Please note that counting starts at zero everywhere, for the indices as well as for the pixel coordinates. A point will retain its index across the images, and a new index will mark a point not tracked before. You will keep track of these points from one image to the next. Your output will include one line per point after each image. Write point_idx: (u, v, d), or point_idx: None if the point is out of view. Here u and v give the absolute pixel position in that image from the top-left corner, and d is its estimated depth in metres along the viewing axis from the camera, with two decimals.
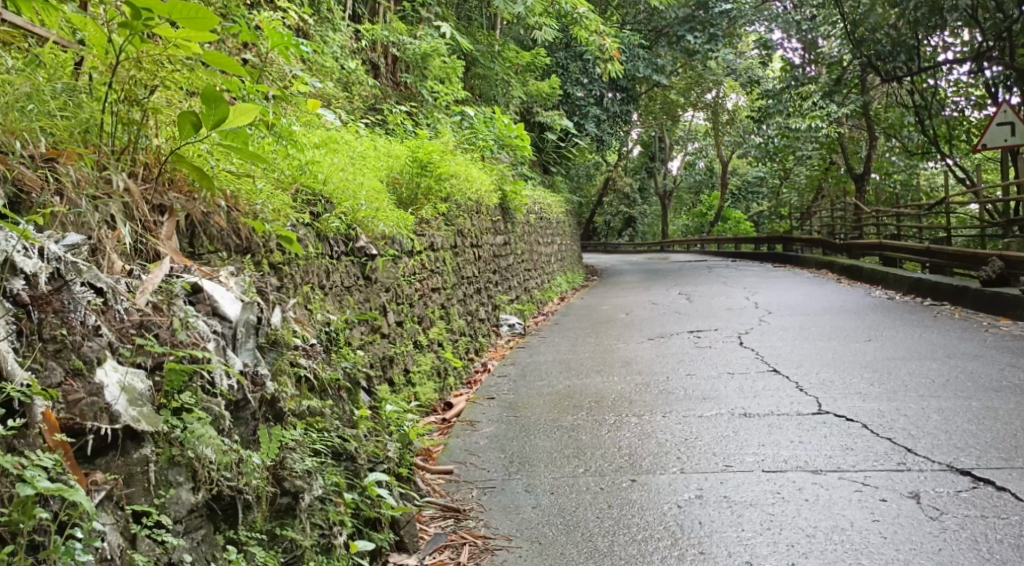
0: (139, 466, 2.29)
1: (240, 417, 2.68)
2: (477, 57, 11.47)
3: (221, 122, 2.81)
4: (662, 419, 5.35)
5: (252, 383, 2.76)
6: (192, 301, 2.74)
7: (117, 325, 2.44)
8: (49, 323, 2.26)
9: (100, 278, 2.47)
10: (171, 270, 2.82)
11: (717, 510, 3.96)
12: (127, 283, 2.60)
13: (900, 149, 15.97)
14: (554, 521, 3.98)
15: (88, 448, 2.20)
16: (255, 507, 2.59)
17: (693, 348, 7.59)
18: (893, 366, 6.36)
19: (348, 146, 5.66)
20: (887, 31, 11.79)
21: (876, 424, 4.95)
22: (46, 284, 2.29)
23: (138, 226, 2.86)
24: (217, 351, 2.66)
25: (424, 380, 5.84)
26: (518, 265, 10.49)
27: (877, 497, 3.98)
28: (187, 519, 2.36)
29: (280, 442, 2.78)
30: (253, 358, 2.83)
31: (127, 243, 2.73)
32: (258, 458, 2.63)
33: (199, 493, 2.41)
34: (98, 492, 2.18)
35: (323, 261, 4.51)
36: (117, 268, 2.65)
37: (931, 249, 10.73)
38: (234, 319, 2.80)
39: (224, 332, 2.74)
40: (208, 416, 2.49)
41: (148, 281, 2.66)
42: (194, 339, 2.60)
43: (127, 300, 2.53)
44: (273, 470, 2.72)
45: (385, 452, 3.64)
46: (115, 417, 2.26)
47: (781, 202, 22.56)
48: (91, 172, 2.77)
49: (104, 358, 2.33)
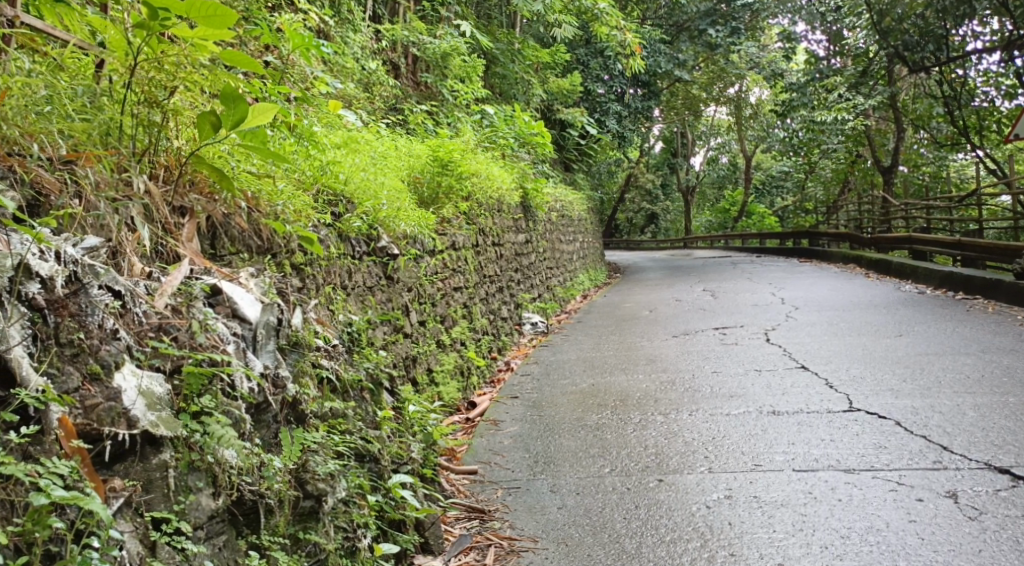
0: (158, 472, 2.27)
1: (261, 419, 2.66)
2: (497, 56, 11.42)
3: (239, 122, 2.77)
4: (688, 418, 5.28)
5: (273, 386, 2.73)
6: (211, 303, 2.73)
7: (135, 329, 2.43)
8: (66, 328, 2.25)
9: (118, 281, 2.46)
10: (191, 271, 2.81)
11: (748, 511, 3.89)
12: (145, 285, 2.59)
13: (927, 141, 15.76)
14: (580, 522, 3.94)
15: (106, 455, 2.19)
16: (277, 511, 2.55)
17: (718, 345, 7.51)
18: (926, 362, 6.26)
19: (369, 146, 5.64)
20: (913, 21, 11.63)
21: (909, 421, 4.86)
22: (63, 287, 2.28)
23: (158, 228, 2.85)
24: (237, 353, 2.63)
25: (447, 380, 5.81)
26: (540, 264, 10.46)
27: (912, 497, 3.90)
28: (207, 525, 2.34)
29: (302, 444, 2.74)
30: (273, 360, 2.80)
31: (147, 245, 2.73)
32: (280, 462, 2.59)
33: (219, 499, 2.38)
34: (116, 500, 2.16)
35: (345, 261, 4.50)
36: (136, 270, 2.65)
37: (962, 242, 10.57)
38: (253, 321, 2.78)
39: (244, 334, 2.72)
40: (227, 419, 2.46)
41: (166, 283, 2.64)
42: (213, 341, 2.58)
43: (145, 303, 2.51)
44: (296, 474, 2.68)
45: (409, 453, 3.61)
46: (133, 422, 2.24)
47: (806, 196, 22.35)
48: (110, 174, 2.75)
49: (122, 363, 2.31)
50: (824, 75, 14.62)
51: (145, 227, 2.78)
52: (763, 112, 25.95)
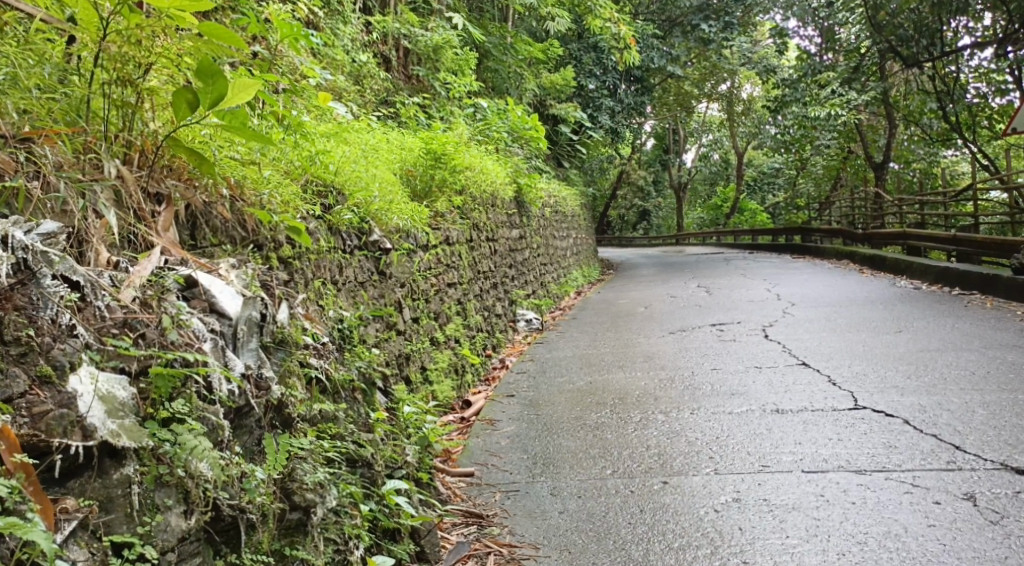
0: (119, 489, 2.07)
1: (243, 426, 2.46)
2: (489, 50, 11.21)
3: (219, 99, 2.58)
4: (690, 416, 5.11)
5: (256, 388, 2.53)
6: (187, 296, 2.53)
7: (95, 325, 2.23)
8: (13, 323, 2.08)
9: (76, 270, 2.27)
10: (165, 262, 2.61)
11: (758, 515, 3.71)
12: (111, 276, 2.40)
13: (919, 136, 15.64)
14: (583, 528, 3.75)
15: (57, 470, 2.00)
16: (260, 527, 2.35)
17: (717, 341, 7.33)
18: (929, 358, 6.09)
19: (359, 137, 5.44)
20: (907, 15, 11.44)
21: (918, 420, 4.69)
22: (10, 277, 2.12)
23: (130, 214, 2.67)
24: (215, 352, 2.42)
25: (441, 378, 5.62)
26: (534, 260, 10.27)
27: (930, 499, 3.72)
28: (179, 547, 2.13)
29: (287, 452, 2.54)
30: (257, 359, 2.59)
31: (116, 233, 2.54)
32: (262, 473, 2.40)
33: (191, 518, 2.17)
34: (69, 522, 1.96)
35: (335, 256, 4.30)
36: (102, 260, 2.45)
37: (957, 237, 10.40)
38: (234, 315, 2.57)
39: (224, 330, 2.51)
40: (202, 427, 2.25)
41: (135, 273, 2.45)
42: (186, 339, 2.37)
43: (109, 295, 2.32)
44: (280, 483, 2.48)
45: (403, 457, 3.41)
46: (89, 432, 2.05)
47: (798, 193, 22.23)
48: (74, 155, 2.60)
49: (78, 364, 2.12)
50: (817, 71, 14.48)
51: (113, 213, 2.59)
52: (755, 108, 25.84)
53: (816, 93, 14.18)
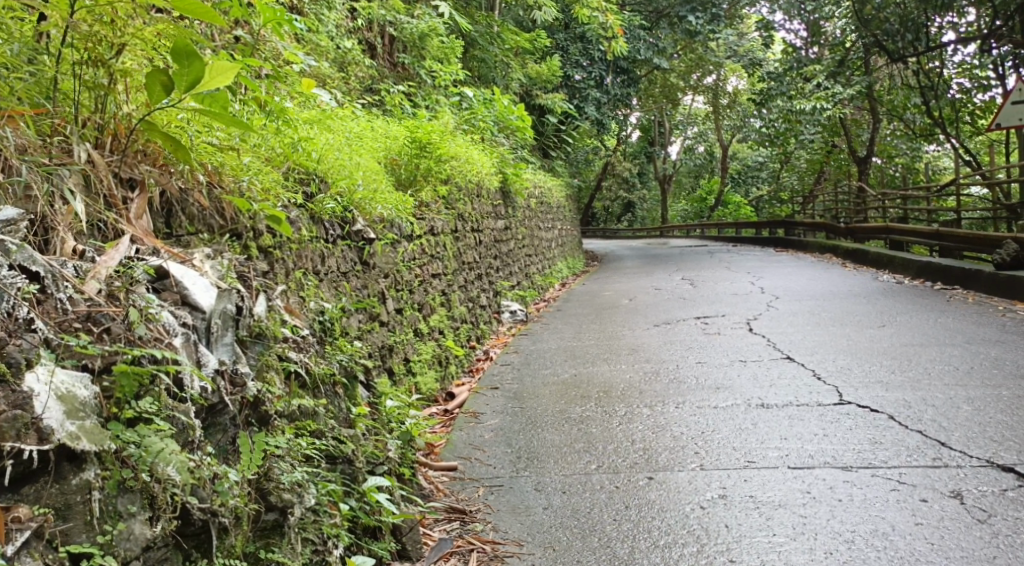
0: (78, 496, 1.96)
1: (218, 424, 2.37)
2: (476, 39, 11.10)
3: (195, 83, 2.48)
4: (675, 410, 5.05)
5: (230, 384, 2.44)
6: (157, 288, 2.44)
7: (56, 319, 2.14)
8: None
9: (36, 261, 2.18)
10: (135, 251, 2.52)
11: (744, 512, 3.65)
12: (76, 266, 2.30)
13: (903, 131, 15.64)
14: (567, 524, 3.68)
15: (8, 476, 1.88)
16: (232, 531, 2.26)
17: (701, 335, 7.28)
18: (913, 353, 6.06)
19: (343, 125, 5.34)
20: (893, 9, 11.37)
21: (903, 415, 4.65)
22: None
23: (101, 200, 2.58)
24: (185, 347, 2.33)
25: (425, 370, 5.54)
26: (519, 251, 10.19)
27: (916, 497, 3.67)
28: (144, 556, 2.04)
29: (263, 451, 2.45)
30: (232, 355, 2.51)
31: (83, 221, 2.45)
32: (235, 474, 2.30)
33: (157, 525, 2.08)
34: (21, 532, 1.85)
35: (317, 245, 4.21)
36: (68, 248, 2.36)
37: (940, 232, 10.38)
38: (207, 309, 2.48)
39: (196, 324, 2.42)
40: (169, 429, 2.17)
41: (101, 263, 2.35)
42: (155, 334, 2.28)
43: (72, 287, 2.22)
44: (256, 484, 2.39)
45: (386, 452, 3.33)
46: (45, 436, 1.94)
47: (781, 186, 22.26)
48: (37, 137, 2.50)
49: (35, 361, 2.01)
50: (802, 64, 14.44)
51: (80, 199, 2.49)
52: (740, 101, 25.84)
53: (802, 87, 14.12)
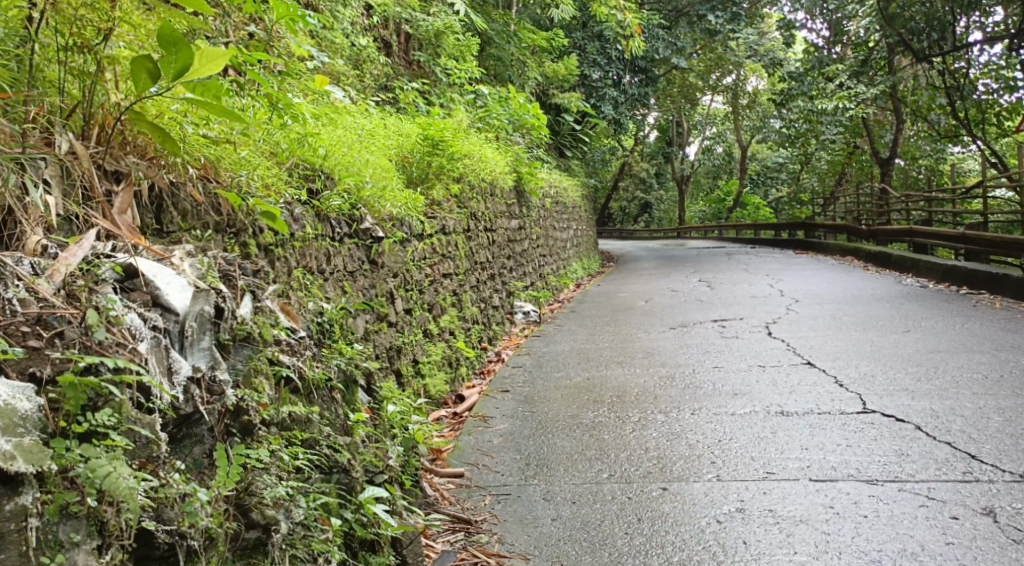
0: (12, 523, 1.80)
1: (192, 435, 2.22)
2: (492, 37, 10.94)
3: (185, 71, 2.34)
4: (690, 417, 4.89)
5: (207, 393, 2.30)
6: (126, 287, 2.28)
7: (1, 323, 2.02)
8: None
9: None
10: (110, 246, 2.40)
11: (763, 528, 3.48)
12: (33, 263, 2.18)
13: (927, 132, 15.36)
14: (577, 537, 3.53)
15: None
16: (206, 552, 2.11)
17: (719, 338, 7.10)
18: (939, 360, 5.85)
19: (354, 121, 5.20)
20: (919, 8, 11.13)
21: (931, 426, 4.46)
22: None
23: (78, 192, 2.46)
24: (153, 352, 2.18)
25: (434, 372, 5.40)
26: (533, 251, 10.04)
27: (946, 514, 3.50)
28: None
29: (244, 464, 2.30)
30: (209, 360, 2.35)
31: (52, 215, 2.33)
32: (208, 492, 2.14)
33: (105, 555, 1.91)
34: None
35: (322, 244, 4.07)
36: (30, 245, 2.24)
37: (965, 235, 10.13)
38: (181, 311, 2.32)
39: (168, 328, 2.26)
40: (126, 444, 2.01)
41: (62, 260, 2.23)
42: (117, 338, 2.13)
43: (23, 287, 2.10)
44: (235, 500, 2.24)
45: (386, 460, 3.18)
46: None
47: (801, 187, 21.99)
48: (11, 125, 2.38)
49: None
50: (824, 64, 14.20)
51: (54, 192, 2.38)
52: (760, 101, 25.58)
53: (824, 88, 13.88)
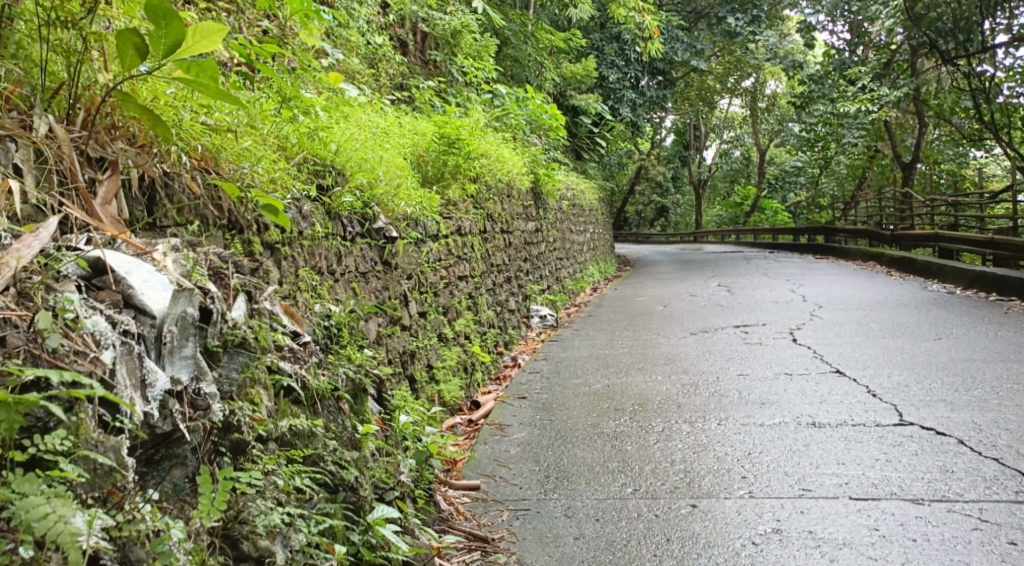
0: None
1: (172, 457, 2.01)
2: (509, 37, 10.70)
3: (175, 48, 2.14)
4: (717, 428, 4.63)
5: (190, 408, 2.09)
6: (94, 285, 2.07)
7: None
8: None
9: None
10: (82, 239, 2.18)
11: (804, 552, 3.22)
12: None
13: (950, 135, 15.02)
14: (601, 559, 3.28)
15: None
16: None
17: (743, 345, 6.83)
18: (976, 369, 5.57)
19: (368, 118, 4.98)
20: (946, 8, 10.84)
21: (975, 441, 4.19)
22: None
23: (53, 179, 2.26)
24: (121, 361, 1.96)
25: (449, 377, 5.17)
26: (550, 253, 9.79)
27: (1003, 539, 3.23)
28: None
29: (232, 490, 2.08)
30: (194, 371, 2.14)
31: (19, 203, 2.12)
32: (186, 525, 1.92)
33: None
34: None
35: (333, 243, 3.84)
36: None
37: (995, 240, 9.80)
38: (158, 314, 2.11)
39: (142, 333, 2.05)
40: (79, 474, 1.78)
41: (17, 250, 1.99)
42: (77, 346, 1.90)
43: None
44: (223, 529, 2.03)
45: (397, 475, 2.96)
46: None
47: (820, 192, 21.66)
48: None
49: None
50: (846, 66, 13.95)
51: (25, 179, 2.18)
52: (779, 105, 25.28)
53: (846, 89, 13.63)
